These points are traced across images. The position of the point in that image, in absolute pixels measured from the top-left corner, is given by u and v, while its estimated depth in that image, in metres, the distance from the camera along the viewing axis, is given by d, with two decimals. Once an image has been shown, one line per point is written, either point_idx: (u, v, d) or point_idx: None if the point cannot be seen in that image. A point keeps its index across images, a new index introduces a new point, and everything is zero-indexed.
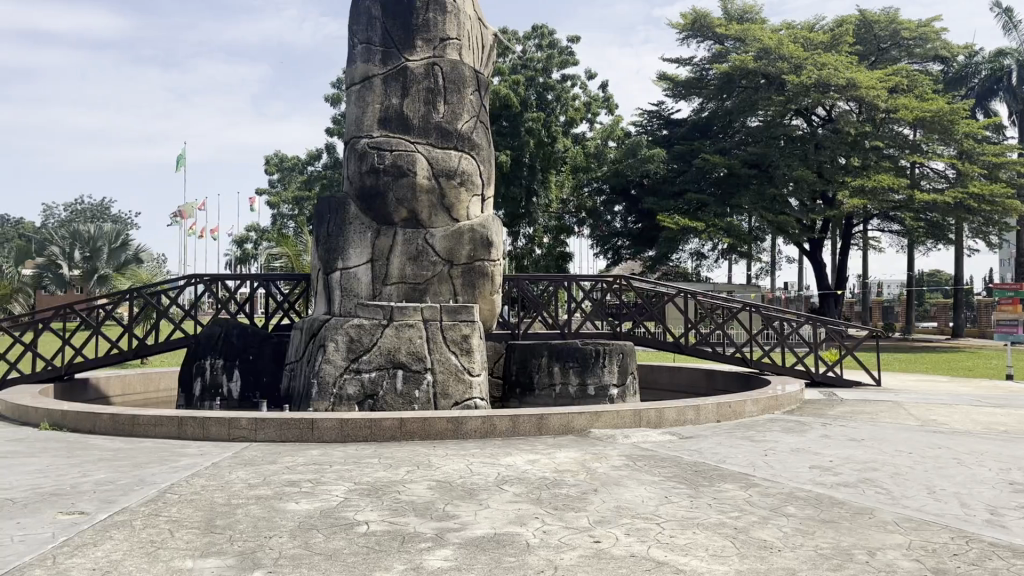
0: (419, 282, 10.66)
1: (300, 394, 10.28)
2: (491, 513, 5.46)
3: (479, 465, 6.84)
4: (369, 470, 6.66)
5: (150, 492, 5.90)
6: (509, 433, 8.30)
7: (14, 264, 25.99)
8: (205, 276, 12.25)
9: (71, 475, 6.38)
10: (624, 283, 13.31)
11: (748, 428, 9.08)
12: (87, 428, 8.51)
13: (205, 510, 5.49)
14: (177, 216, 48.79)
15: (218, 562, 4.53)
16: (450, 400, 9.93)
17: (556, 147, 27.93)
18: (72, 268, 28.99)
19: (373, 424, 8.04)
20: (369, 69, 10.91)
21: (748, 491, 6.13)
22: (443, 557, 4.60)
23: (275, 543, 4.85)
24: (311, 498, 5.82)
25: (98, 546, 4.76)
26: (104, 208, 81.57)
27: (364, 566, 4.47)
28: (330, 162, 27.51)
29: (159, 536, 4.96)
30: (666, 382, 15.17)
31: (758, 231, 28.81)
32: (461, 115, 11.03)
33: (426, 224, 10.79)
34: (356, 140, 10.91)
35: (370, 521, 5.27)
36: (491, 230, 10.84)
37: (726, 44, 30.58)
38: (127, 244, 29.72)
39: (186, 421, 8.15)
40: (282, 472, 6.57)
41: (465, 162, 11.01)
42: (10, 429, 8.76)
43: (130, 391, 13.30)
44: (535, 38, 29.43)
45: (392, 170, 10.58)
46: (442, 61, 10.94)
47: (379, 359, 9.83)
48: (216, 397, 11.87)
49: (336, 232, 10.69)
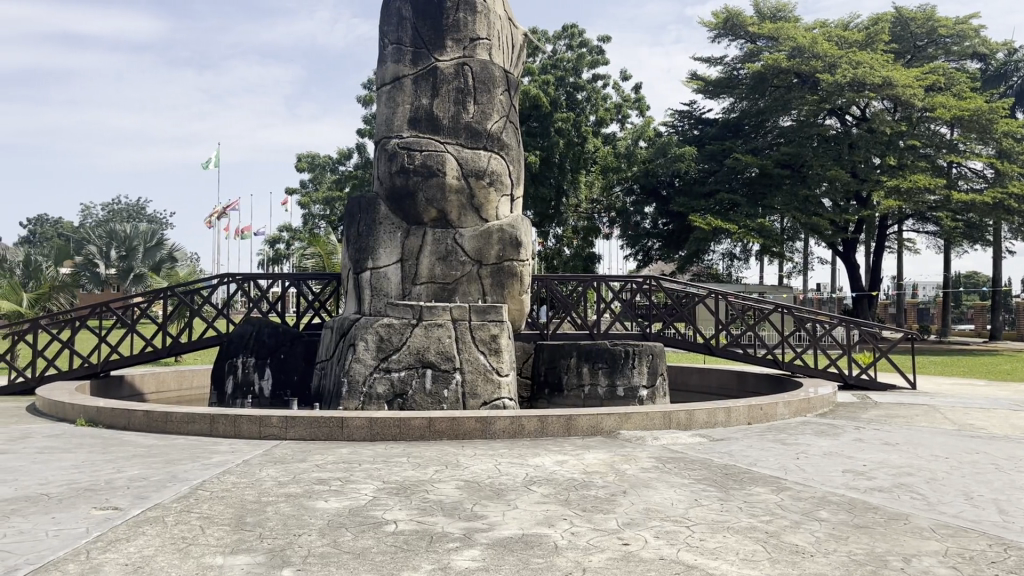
0: (448, 281, 10.69)
1: (330, 393, 10.34)
2: (519, 514, 5.44)
3: (507, 466, 6.83)
4: (398, 469, 6.67)
5: (182, 489, 5.96)
6: (538, 434, 8.28)
7: (52, 263, 26.44)
8: (237, 276, 12.38)
9: (106, 471, 6.47)
10: (654, 284, 13.23)
11: (779, 431, 8.98)
12: (121, 424, 8.64)
13: (236, 507, 5.54)
14: (211, 218, 49.50)
15: (247, 559, 4.56)
16: (479, 399, 9.92)
17: (586, 147, 27.85)
18: (109, 267, 29.40)
19: (402, 423, 8.07)
20: (399, 70, 10.96)
21: (779, 494, 6.06)
22: (471, 558, 4.59)
23: (304, 541, 4.88)
24: (340, 496, 5.85)
25: (130, 541, 4.82)
26: (139, 208, 82.68)
27: (392, 566, 4.47)
28: (360, 161, 27.66)
29: (190, 532, 5.02)
30: (696, 384, 15.02)
31: (790, 232, 28.55)
32: (491, 114, 11.02)
33: (455, 224, 10.81)
34: (386, 140, 10.95)
35: (399, 520, 5.28)
36: (520, 230, 10.82)
37: (758, 43, 30.27)
38: (161, 243, 30.23)
39: (218, 418, 8.24)
40: (312, 470, 6.62)
41: (494, 162, 10.99)
42: (47, 425, 8.92)
43: (164, 389, 13.49)
44: (565, 37, 29.38)
45: (422, 170, 10.59)
46: (472, 61, 10.94)
47: (408, 359, 9.88)
48: (248, 394, 12.00)
49: (366, 232, 10.77)
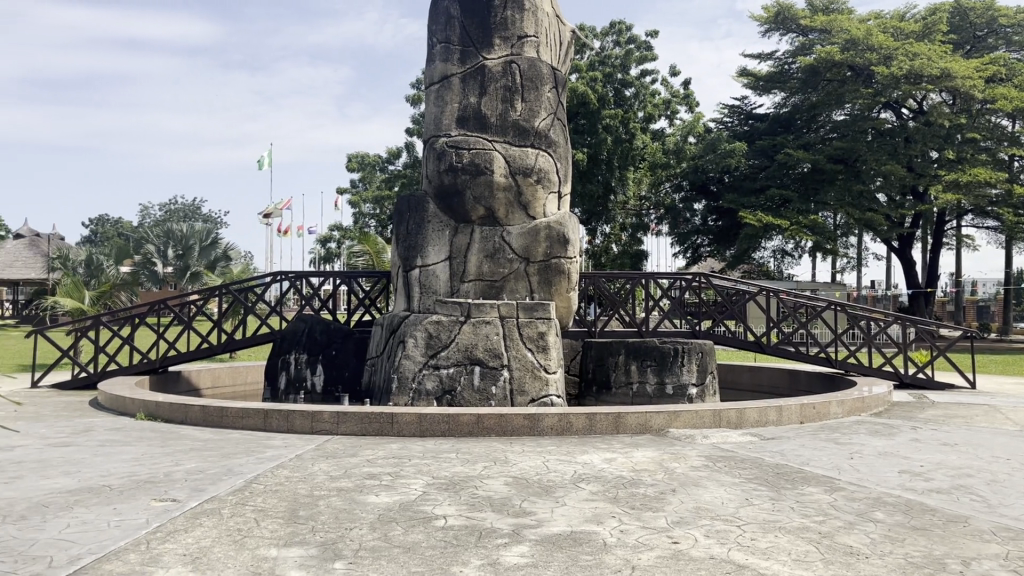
0: (496, 279, 10.74)
1: (380, 389, 10.46)
2: (567, 511, 5.44)
3: (555, 463, 6.84)
4: (447, 465, 6.73)
5: (237, 482, 6.09)
6: (586, 431, 8.27)
7: (112, 262, 27.18)
8: (290, 273, 12.59)
9: (164, 464, 6.64)
10: (704, 281, 13.10)
11: (832, 430, 8.82)
12: (179, 418, 8.86)
13: (289, 500, 5.65)
14: (264, 217, 50.40)
15: (301, 552, 4.65)
16: (527, 396, 9.94)
17: (635, 144, 27.66)
18: (165, 266, 30.12)
19: (451, 419, 8.14)
20: (447, 69, 11.02)
21: (833, 494, 5.96)
22: (521, 553, 4.61)
23: (356, 535, 4.96)
24: (391, 491, 5.92)
25: (188, 532, 4.95)
26: (195, 208, 84.60)
27: (442, 561, 4.52)
28: (409, 160, 27.87)
29: (246, 524, 5.13)
30: (747, 383, 14.84)
31: (843, 229, 28.01)
32: (538, 112, 11.02)
33: (502, 222, 10.85)
34: (435, 139, 11.03)
35: (448, 516, 5.33)
36: (568, 227, 10.82)
37: (810, 36, 29.72)
38: (216, 242, 30.87)
39: (272, 413, 8.39)
40: (362, 465, 6.70)
41: (541, 159, 10.99)
42: (108, 419, 9.19)
43: (220, 384, 13.78)
44: (613, 34, 29.22)
45: (470, 168, 10.65)
46: (520, 59, 10.95)
47: (457, 356, 9.94)
48: (300, 390, 12.20)
49: (415, 231, 10.87)
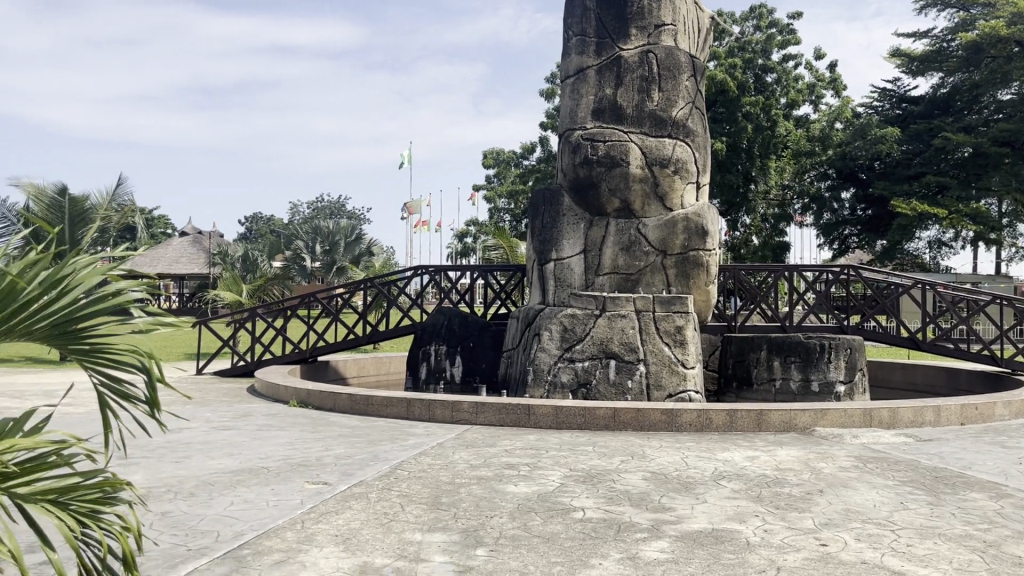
0: (632, 272, 10.64)
1: (516, 380, 10.60)
2: (708, 508, 5.34)
3: (695, 459, 6.71)
4: (584, 457, 6.74)
5: (383, 468, 6.34)
6: (726, 428, 8.08)
7: (266, 257, 28.84)
8: (429, 267, 12.94)
9: (316, 448, 7.00)
10: (852, 274, 12.47)
11: (998, 433, 8.22)
12: (328, 406, 9.31)
13: (432, 487, 5.83)
14: (405, 213, 52.05)
15: (444, 537, 4.78)
16: (664, 391, 9.79)
17: (777, 131, 26.65)
18: (314, 260, 31.65)
19: (587, 413, 8.14)
20: (583, 61, 11.01)
21: (999, 502, 5.56)
22: (660, 549, 4.57)
23: (496, 523, 5.05)
24: (529, 481, 5.99)
25: (339, 514, 5.20)
26: (339, 206, 88.38)
27: (581, 552, 4.53)
28: (543, 154, 28.04)
29: (392, 509, 5.33)
30: (901, 382, 14.08)
31: (1010, 217, 25.96)
32: (676, 101, 10.82)
33: (639, 214, 10.73)
34: (570, 132, 11.04)
35: (586, 508, 5.34)
36: (707, 218, 10.56)
37: (972, 10, 27.68)
38: (360, 238, 32.14)
39: (414, 402, 8.67)
40: (501, 455, 6.82)
41: (679, 150, 10.78)
42: (265, 405, 9.77)
43: (364, 374, 14.37)
44: (753, 19, 28.27)
45: (605, 160, 10.60)
46: (657, 48, 10.79)
47: (592, 349, 9.94)
48: (440, 380, 12.54)
49: (550, 224, 10.94)
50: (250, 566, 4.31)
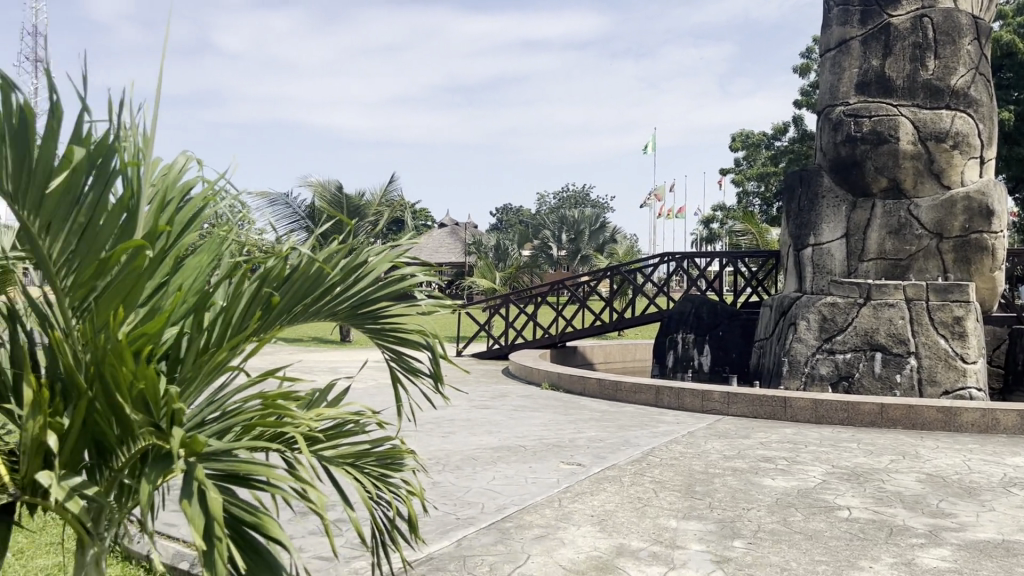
0: (901, 257, 9.85)
1: (769, 371, 10.21)
2: (997, 517, 4.82)
3: (978, 463, 6.09)
4: (849, 455, 6.35)
5: (635, 453, 6.39)
6: (1017, 431, 7.24)
7: (516, 246, 30.01)
8: (677, 254, 12.79)
9: (569, 430, 7.21)
10: None
11: None
12: (578, 390, 9.55)
13: (685, 475, 5.79)
14: (649, 200, 51.73)
15: (700, 526, 4.74)
16: (939, 387, 8.96)
17: None
18: (560, 248, 32.44)
19: (850, 408, 7.66)
20: (845, 32, 10.30)
21: None
22: (940, 557, 4.20)
23: (754, 516, 4.92)
24: (788, 476, 5.76)
25: (594, 495, 5.32)
26: (583, 195, 89.80)
27: (848, 553, 4.29)
28: (797, 134, 26.59)
29: (645, 494, 5.36)
30: None
31: None
32: (956, 68, 9.79)
33: (910, 194, 9.88)
34: (830, 108, 10.38)
35: (852, 507, 5.04)
36: (993, 196, 9.44)
37: None
38: (605, 226, 32.46)
39: (663, 390, 8.65)
40: (756, 447, 6.61)
41: (959, 122, 9.75)
42: (518, 387, 10.22)
43: (611, 360, 14.55)
44: None
45: (871, 137, 9.87)
46: (933, 11, 9.83)
47: (855, 341, 9.33)
48: (688, 369, 12.41)
49: (808, 207, 10.42)
50: (513, 537, 4.55)
